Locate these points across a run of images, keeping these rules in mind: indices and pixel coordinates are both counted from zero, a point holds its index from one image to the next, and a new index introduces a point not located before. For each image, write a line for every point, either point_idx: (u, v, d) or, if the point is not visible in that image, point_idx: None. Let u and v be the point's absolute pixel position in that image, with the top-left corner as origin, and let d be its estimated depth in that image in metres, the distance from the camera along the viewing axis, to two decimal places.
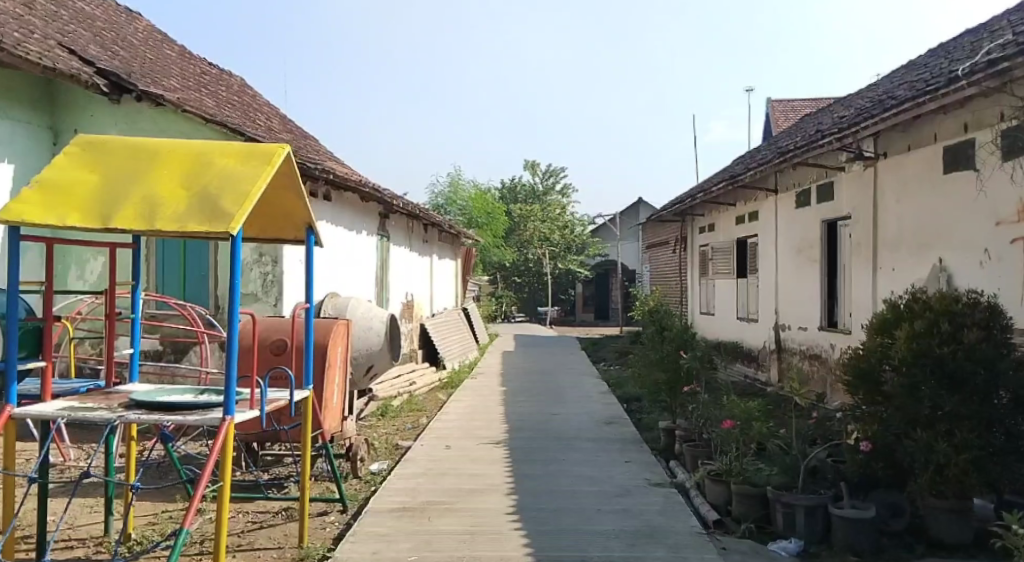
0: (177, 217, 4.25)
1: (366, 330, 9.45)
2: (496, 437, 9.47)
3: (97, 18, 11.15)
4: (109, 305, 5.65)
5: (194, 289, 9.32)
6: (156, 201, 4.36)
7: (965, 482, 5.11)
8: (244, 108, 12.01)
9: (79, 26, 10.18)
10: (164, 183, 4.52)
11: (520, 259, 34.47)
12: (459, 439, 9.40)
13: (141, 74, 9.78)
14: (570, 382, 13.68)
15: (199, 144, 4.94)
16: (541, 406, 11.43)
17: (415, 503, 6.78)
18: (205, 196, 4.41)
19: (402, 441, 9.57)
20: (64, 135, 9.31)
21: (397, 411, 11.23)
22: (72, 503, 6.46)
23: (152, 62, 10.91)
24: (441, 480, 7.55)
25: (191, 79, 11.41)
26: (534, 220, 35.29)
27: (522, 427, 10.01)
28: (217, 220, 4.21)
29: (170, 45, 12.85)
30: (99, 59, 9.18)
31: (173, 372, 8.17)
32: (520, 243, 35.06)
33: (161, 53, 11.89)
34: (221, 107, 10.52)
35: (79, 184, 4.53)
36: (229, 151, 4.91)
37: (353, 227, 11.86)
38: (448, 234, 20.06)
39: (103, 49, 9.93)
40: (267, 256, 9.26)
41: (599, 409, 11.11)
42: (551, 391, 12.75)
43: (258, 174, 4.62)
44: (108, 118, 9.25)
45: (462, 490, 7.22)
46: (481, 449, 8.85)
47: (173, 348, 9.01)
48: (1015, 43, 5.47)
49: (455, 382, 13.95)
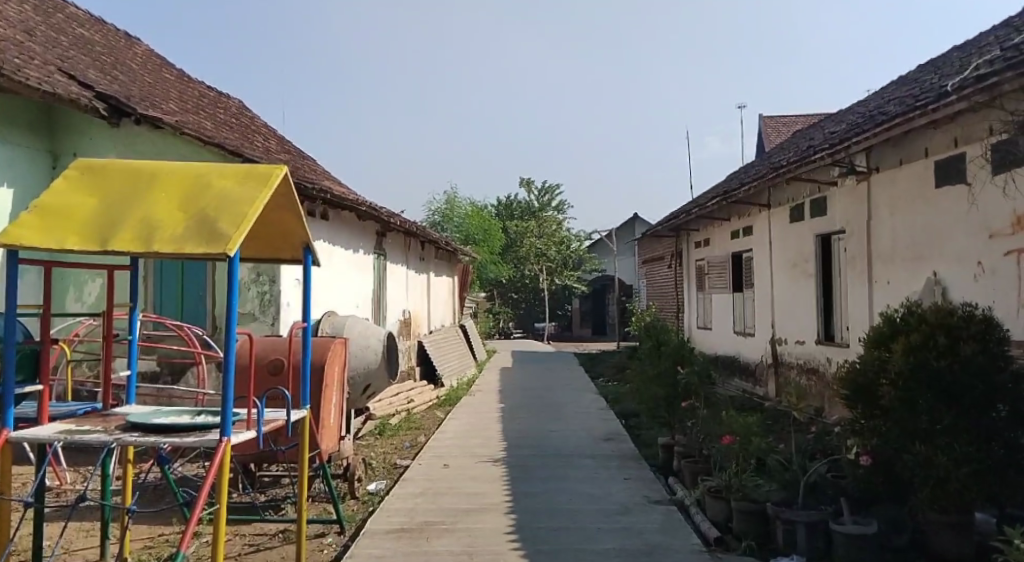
0: (175, 238, 4.26)
1: (363, 349, 9.44)
2: (494, 455, 9.45)
3: (95, 42, 11.23)
4: (107, 328, 5.64)
5: (191, 310, 9.32)
6: (155, 223, 4.37)
7: (965, 497, 5.10)
8: (241, 129, 12.07)
9: (78, 51, 10.25)
10: (163, 205, 4.53)
11: (517, 276, 34.53)
12: (457, 457, 9.38)
13: (140, 97, 9.84)
14: (569, 399, 13.66)
15: (197, 166, 4.96)
16: (540, 423, 11.40)
17: (414, 523, 6.74)
18: (203, 217, 4.42)
19: (400, 460, 9.54)
20: (64, 159, 9.35)
21: (395, 430, 11.20)
22: (68, 527, 6.41)
23: (150, 85, 10.97)
24: (440, 500, 7.52)
25: (189, 102, 11.48)
26: (531, 236, 35.40)
27: (520, 444, 9.99)
28: (215, 241, 4.22)
29: (168, 67, 12.94)
30: (98, 83, 9.23)
31: (170, 394, 8.15)
32: (517, 260, 35.12)
33: (160, 76, 11.97)
34: (218, 129, 10.58)
35: (78, 207, 4.54)
36: (227, 172, 4.93)
37: (350, 246, 11.87)
38: (445, 251, 20.09)
39: (102, 73, 9.99)
40: (264, 276, 9.26)
41: (598, 425, 11.09)
42: (549, 408, 12.73)
43: (256, 195, 4.63)
44: (106, 141, 9.29)
45: (460, 509, 7.19)
46: (480, 468, 8.82)
47: (170, 369, 9.00)
48: (1003, 58, 5.53)
49: (453, 399, 13.93)
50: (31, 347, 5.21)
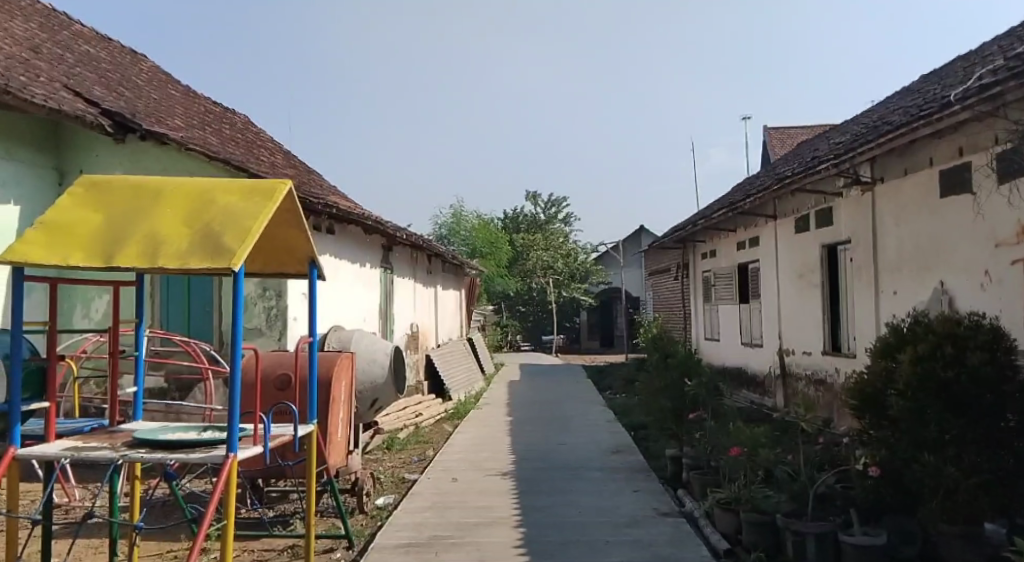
0: (180, 254, 4.26)
1: (370, 363, 9.44)
2: (502, 468, 9.40)
3: (101, 59, 11.31)
4: (113, 344, 5.65)
5: (198, 325, 9.34)
6: (159, 238, 4.38)
7: (976, 508, 5.04)
8: (247, 145, 12.13)
9: (84, 68, 10.33)
10: (167, 220, 4.54)
11: (524, 288, 34.52)
12: (465, 471, 9.34)
13: (145, 114, 9.90)
14: (576, 411, 13.61)
15: (202, 182, 4.97)
16: (548, 436, 11.35)
17: (422, 538, 6.71)
18: (207, 233, 4.42)
19: (408, 474, 9.50)
20: (69, 175, 9.41)
21: (403, 444, 11.17)
22: (75, 545, 6.40)
23: (156, 102, 11.05)
24: (448, 514, 7.48)
25: (195, 118, 11.55)
26: (537, 249, 35.42)
27: (528, 457, 9.94)
28: (220, 256, 4.22)
29: (174, 83, 13.03)
30: (103, 100, 9.29)
31: (177, 409, 8.15)
32: (524, 272, 35.13)
33: (165, 92, 12.04)
34: (223, 145, 10.64)
35: (83, 224, 4.55)
36: (231, 187, 4.94)
37: (356, 260, 11.89)
38: (452, 265, 20.10)
39: (108, 89, 10.05)
40: (271, 291, 9.28)
41: (605, 438, 11.03)
42: (557, 420, 12.67)
43: (260, 210, 4.64)
44: (112, 158, 9.35)
45: (468, 523, 7.14)
46: (488, 481, 8.77)
47: (178, 385, 9.01)
48: (1005, 67, 5.51)
49: (461, 412, 13.89)
50: (35, 365, 5.21)
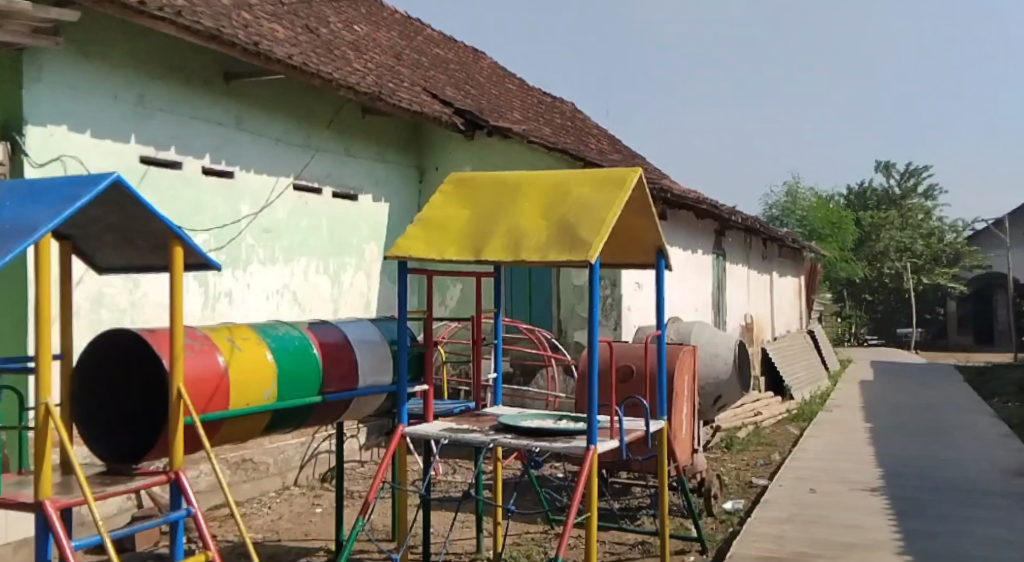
0: (541, 250, 4.07)
1: (712, 356, 8.83)
2: (869, 482, 8.18)
3: (452, 61, 12.16)
4: (476, 330, 5.80)
5: (539, 313, 9.51)
6: (520, 234, 4.24)
7: None
8: (579, 134, 12.22)
9: (438, 70, 11.16)
10: (526, 215, 4.40)
11: (874, 274, 31.06)
12: (824, 481, 8.30)
13: (489, 109, 10.37)
14: (956, 421, 11.56)
15: (557, 173, 4.75)
16: (922, 448, 9.72)
17: (785, 554, 5.95)
18: (565, 227, 4.16)
19: (757, 479, 8.72)
20: (429, 172, 10.20)
21: (746, 444, 10.38)
22: (441, 519, 6.77)
23: (498, 97, 11.59)
24: (811, 529, 6.60)
25: (532, 110, 11.91)
26: (891, 229, 31.97)
27: (900, 472, 8.55)
28: (579, 251, 3.91)
29: (513, 79, 13.64)
30: (455, 98, 9.90)
31: (524, 395, 8.34)
32: (872, 257, 31.62)
33: (505, 87, 12.62)
34: (559, 135, 10.79)
35: (451, 220, 4.62)
36: (584, 177, 4.63)
37: (689, 248, 11.34)
38: (790, 250, 18.53)
39: (458, 89, 10.72)
40: (606, 279, 9.11)
41: (1002, 456, 9.10)
42: (932, 430, 10.85)
43: (615, 202, 4.24)
44: (461, 154, 9.93)
45: (837, 542, 6.22)
46: (854, 496, 7.66)
47: (523, 371, 9.28)
48: None
49: (807, 413, 12.63)
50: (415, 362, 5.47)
